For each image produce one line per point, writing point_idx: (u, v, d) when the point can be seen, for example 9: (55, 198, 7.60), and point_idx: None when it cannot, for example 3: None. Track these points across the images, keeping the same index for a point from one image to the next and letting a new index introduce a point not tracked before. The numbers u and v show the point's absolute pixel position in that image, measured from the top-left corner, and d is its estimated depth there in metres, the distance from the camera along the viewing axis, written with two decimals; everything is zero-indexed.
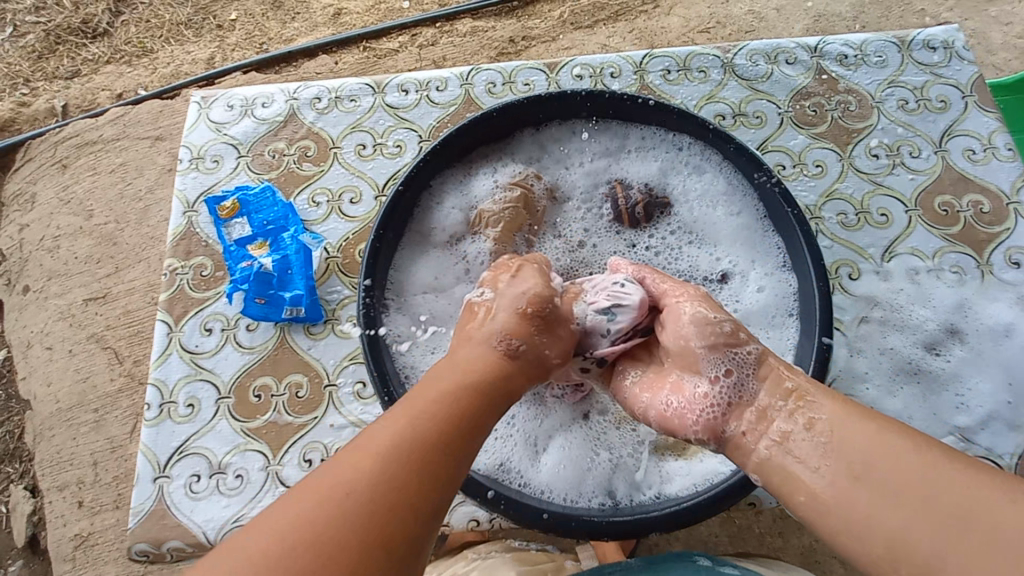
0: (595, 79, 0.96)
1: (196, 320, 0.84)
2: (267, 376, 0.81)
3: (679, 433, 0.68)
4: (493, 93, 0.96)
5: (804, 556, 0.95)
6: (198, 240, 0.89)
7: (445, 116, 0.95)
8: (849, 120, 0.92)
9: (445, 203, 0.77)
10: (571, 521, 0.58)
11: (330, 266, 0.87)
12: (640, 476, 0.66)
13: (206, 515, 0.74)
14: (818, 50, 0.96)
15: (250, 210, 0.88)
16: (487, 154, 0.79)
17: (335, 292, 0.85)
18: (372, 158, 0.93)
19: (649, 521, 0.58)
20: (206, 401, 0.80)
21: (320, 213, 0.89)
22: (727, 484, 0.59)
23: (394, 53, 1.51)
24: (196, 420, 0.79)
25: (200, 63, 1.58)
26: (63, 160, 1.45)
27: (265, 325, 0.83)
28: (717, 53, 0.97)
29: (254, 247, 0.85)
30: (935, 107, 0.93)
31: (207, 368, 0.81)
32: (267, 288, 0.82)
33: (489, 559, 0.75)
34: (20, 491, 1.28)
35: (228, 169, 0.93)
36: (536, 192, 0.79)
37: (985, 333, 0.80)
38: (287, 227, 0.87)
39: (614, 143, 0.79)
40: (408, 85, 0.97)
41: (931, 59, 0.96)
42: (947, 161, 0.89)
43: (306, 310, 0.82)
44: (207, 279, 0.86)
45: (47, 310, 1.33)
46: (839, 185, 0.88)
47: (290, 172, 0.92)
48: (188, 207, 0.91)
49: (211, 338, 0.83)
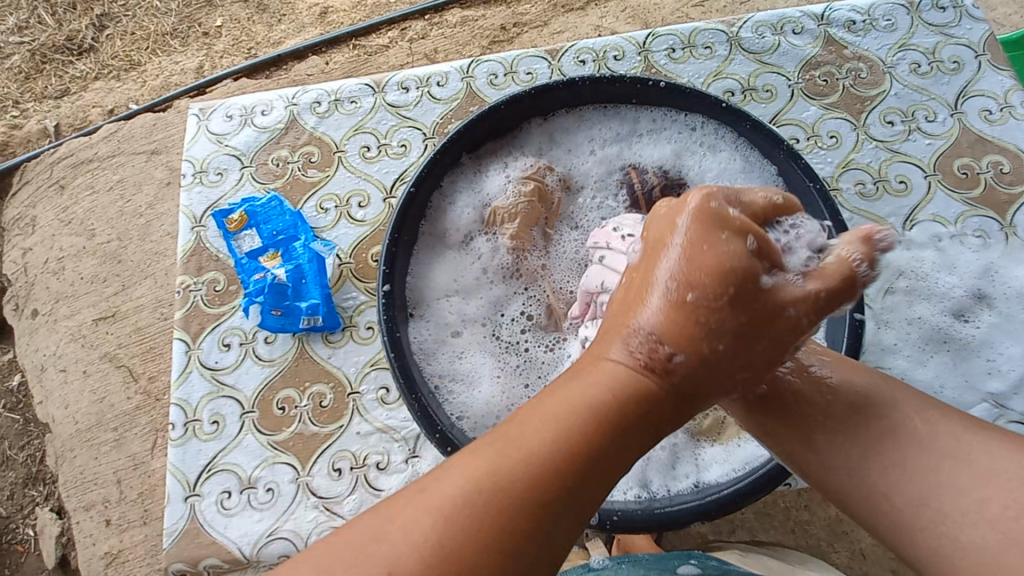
0: (598, 63, 0.94)
1: (213, 336, 0.83)
2: (290, 388, 0.80)
3: (712, 418, 0.68)
4: (495, 85, 0.94)
5: (832, 529, 0.95)
6: (209, 255, 0.88)
7: (448, 111, 0.93)
8: (861, 88, 0.90)
9: (458, 202, 0.76)
10: (614, 515, 0.58)
11: (343, 272, 0.86)
12: (676, 466, 0.65)
13: (240, 531, 0.74)
14: (825, 18, 0.94)
15: (259, 221, 0.86)
16: (497, 149, 0.77)
17: (350, 298, 0.84)
18: (377, 159, 0.91)
19: (692, 511, 0.58)
20: (230, 418, 0.79)
21: (329, 219, 0.88)
22: (766, 468, 0.58)
23: (385, 49, 1.48)
24: (222, 437, 0.78)
25: (189, 73, 1.55)
26: (61, 180, 1.43)
27: (283, 336, 0.82)
28: (721, 27, 0.94)
29: (266, 258, 0.83)
30: (948, 68, 0.90)
31: (229, 384, 0.81)
32: (282, 300, 0.81)
33: None
34: (47, 514, 1.28)
35: (232, 180, 0.92)
36: (548, 184, 0.77)
37: (1013, 296, 0.79)
38: (297, 236, 0.85)
39: (624, 127, 0.78)
40: (407, 82, 0.95)
41: (941, 19, 0.94)
42: (964, 123, 0.87)
43: (323, 319, 0.81)
44: (221, 294, 0.85)
45: (59, 332, 1.33)
46: (855, 155, 0.86)
47: (295, 179, 0.91)
48: (195, 222, 0.90)
49: (230, 353, 0.82)
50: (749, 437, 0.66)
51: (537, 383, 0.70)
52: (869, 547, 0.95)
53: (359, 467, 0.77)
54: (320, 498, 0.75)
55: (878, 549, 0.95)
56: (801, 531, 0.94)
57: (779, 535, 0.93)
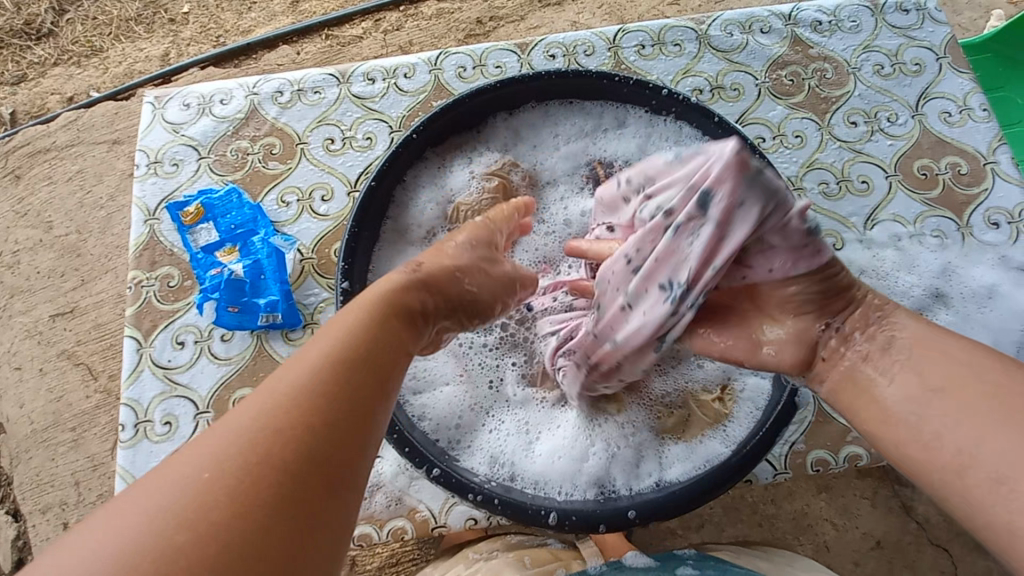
0: (567, 58, 0.93)
1: (167, 333, 0.80)
2: (247, 388, 0.77)
3: (676, 416, 0.67)
4: (464, 78, 0.92)
5: (797, 523, 0.96)
6: (162, 249, 0.84)
7: (415, 104, 0.91)
8: (826, 88, 0.91)
9: (420, 197, 0.75)
10: (571, 516, 0.57)
11: (305, 267, 0.83)
12: (637, 464, 0.65)
13: None
14: (792, 18, 0.95)
15: (216, 214, 0.83)
16: (462, 143, 0.76)
17: (312, 295, 0.81)
18: (342, 152, 0.89)
19: (651, 508, 0.58)
20: (184, 418, 0.76)
21: (290, 213, 0.86)
22: (723, 466, 0.58)
23: (358, 40, 1.45)
24: (175, 438, 0.76)
25: (155, 61, 1.50)
26: (16, 170, 1.36)
27: (240, 334, 0.79)
28: (690, 24, 0.94)
29: (223, 253, 0.81)
30: (910, 70, 0.92)
31: (183, 383, 0.78)
32: (240, 296, 0.78)
33: (492, 558, 0.72)
34: (3, 517, 1.21)
35: (188, 172, 0.89)
36: (513, 181, 0.76)
37: (968, 295, 0.81)
38: (256, 230, 0.83)
39: (589, 123, 0.77)
40: (373, 73, 0.93)
41: (905, 21, 0.95)
42: (925, 125, 0.89)
43: (283, 316, 0.78)
44: (175, 290, 0.82)
45: (13, 329, 1.26)
46: (819, 155, 0.87)
47: (255, 172, 0.88)
48: (149, 215, 0.86)
49: (185, 351, 0.79)
50: (711, 434, 0.66)
51: (503, 381, 0.70)
52: (833, 538, 0.96)
53: None
54: None
55: (842, 541, 0.96)
56: (768, 525, 0.95)
57: (746, 529, 0.95)
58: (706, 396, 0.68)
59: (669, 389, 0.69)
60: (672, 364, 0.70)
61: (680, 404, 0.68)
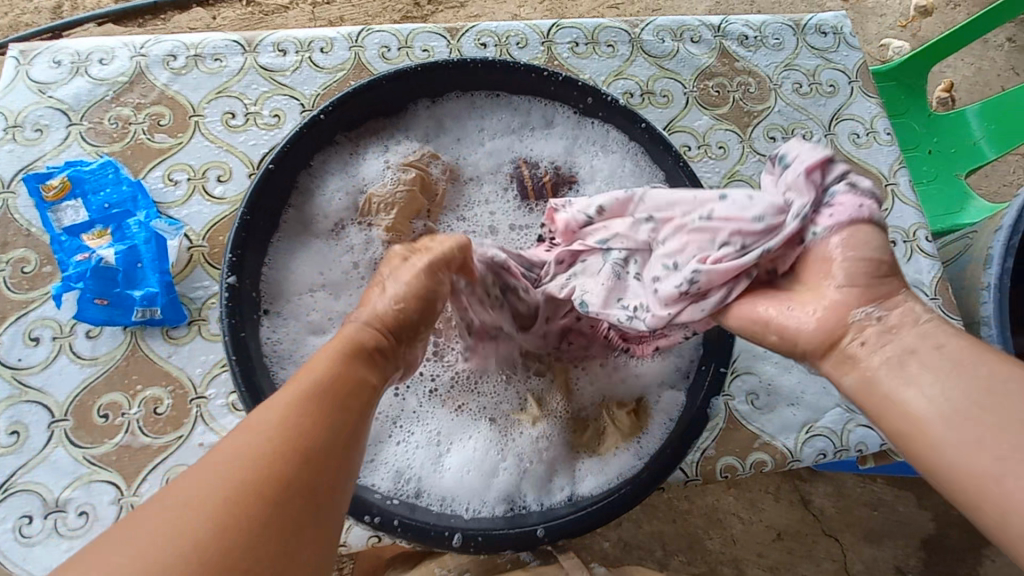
0: (499, 48, 0.89)
1: (18, 328, 0.68)
2: (116, 392, 0.67)
3: (591, 428, 0.65)
4: (387, 59, 0.86)
5: (707, 517, 0.99)
6: (16, 229, 0.72)
7: (331, 82, 0.83)
8: (749, 102, 0.92)
9: (328, 185, 0.68)
10: (477, 537, 0.53)
11: (193, 257, 0.74)
12: (549, 477, 0.62)
13: (40, 564, 0.61)
14: (721, 30, 0.96)
15: (86, 190, 0.72)
16: (377, 130, 0.70)
17: (200, 288, 0.73)
18: (244, 129, 0.80)
19: (561, 526, 0.55)
20: (35, 427, 0.65)
21: (179, 194, 0.76)
22: (632, 480, 0.57)
23: (283, 9, 1.33)
24: (23, 450, 0.65)
25: (44, 12, 1.28)
26: None
27: (111, 330, 0.69)
28: (624, 26, 0.93)
29: (91, 236, 0.70)
30: (825, 91, 0.96)
31: (36, 387, 0.67)
32: (110, 287, 0.68)
33: None
34: None
35: (54, 140, 0.76)
36: (433, 173, 0.71)
37: None
38: (134, 212, 0.72)
39: (516, 119, 0.73)
40: (285, 45, 0.84)
41: (823, 44, 0.99)
42: (835, 144, 0.93)
43: (163, 311, 0.69)
44: (30, 277, 0.70)
45: None
46: (740, 167, 0.89)
47: (138, 145, 0.77)
48: (2, 187, 0.74)
49: (40, 349, 0.68)
50: (625, 446, 0.64)
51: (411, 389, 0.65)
52: (740, 531, 0.99)
53: None
54: None
55: (749, 533, 1.00)
56: (681, 521, 0.98)
57: (661, 525, 0.97)
58: (621, 409, 0.65)
59: (585, 400, 0.67)
60: (589, 375, 0.68)
61: (594, 416, 0.66)
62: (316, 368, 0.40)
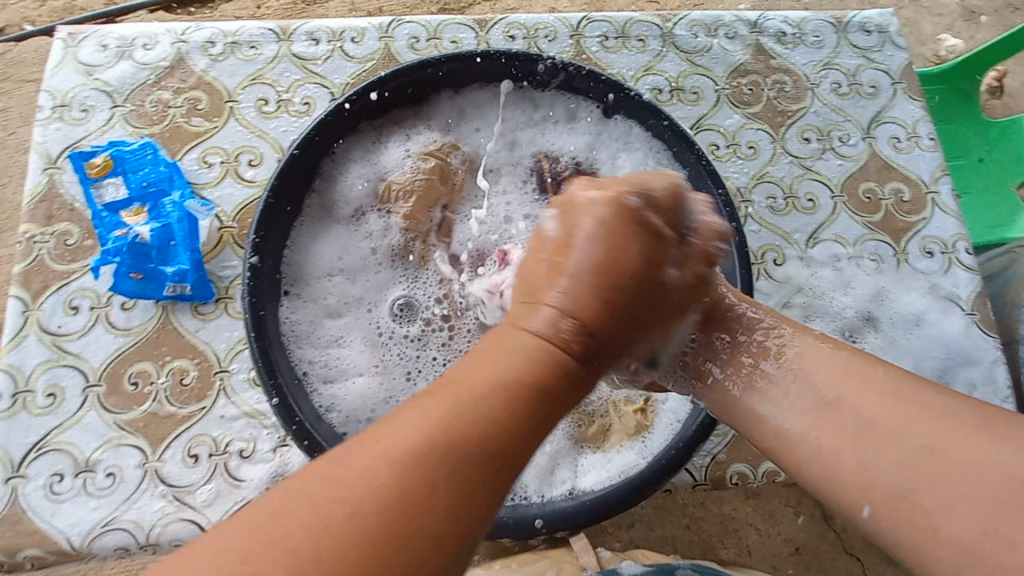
0: (528, 41, 0.88)
1: (60, 296, 0.73)
2: (146, 362, 0.71)
3: (597, 425, 0.66)
4: (416, 50, 0.87)
5: (723, 526, 0.96)
6: (62, 203, 0.76)
7: (361, 71, 0.85)
8: (784, 101, 0.90)
9: (351, 172, 0.69)
10: None
11: (223, 237, 0.76)
12: (552, 470, 0.62)
13: (70, 519, 0.65)
14: (757, 26, 0.93)
15: (126, 169, 0.75)
16: (400, 119, 0.71)
17: (228, 268, 0.75)
18: (276, 115, 0.82)
19: (562, 519, 0.56)
20: (70, 390, 0.69)
21: (212, 175, 0.79)
22: (634, 478, 0.57)
23: None
24: (58, 412, 0.69)
25: None
26: None
27: (143, 303, 0.73)
28: (657, 21, 0.91)
29: (128, 213, 0.73)
30: (866, 92, 0.92)
31: (73, 352, 0.71)
32: (144, 262, 0.71)
33: None
34: None
35: (99, 120, 0.80)
36: (452, 164, 0.72)
37: (897, 321, 0.82)
38: (170, 191, 0.75)
39: (538, 112, 0.73)
40: (319, 34, 0.86)
41: (866, 43, 0.95)
42: (874, 148, 0.89)
43: (192, 288, 0.72)
44: (72, 249, 0.75)
45: None
46: (770, 168, 0.86)
47: (176, 128, 0.80)
48: (50, 163, 0.78)
49: (78, 318, 0.72)
50: (630, 445, 0.63)
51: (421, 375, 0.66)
52: (756, 542, 0.97)
53: (218, 454, 0.68)
54: (170, 487, 0.66)
55: (764, 545, 0.97)
56: (694, 526, 0.95)
57: (675, 529, 0.94)
58: (628, 406, 0.66)
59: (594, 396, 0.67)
60: None
61: (602, 412, 0.66)
62: (488, 403, 0.38)
